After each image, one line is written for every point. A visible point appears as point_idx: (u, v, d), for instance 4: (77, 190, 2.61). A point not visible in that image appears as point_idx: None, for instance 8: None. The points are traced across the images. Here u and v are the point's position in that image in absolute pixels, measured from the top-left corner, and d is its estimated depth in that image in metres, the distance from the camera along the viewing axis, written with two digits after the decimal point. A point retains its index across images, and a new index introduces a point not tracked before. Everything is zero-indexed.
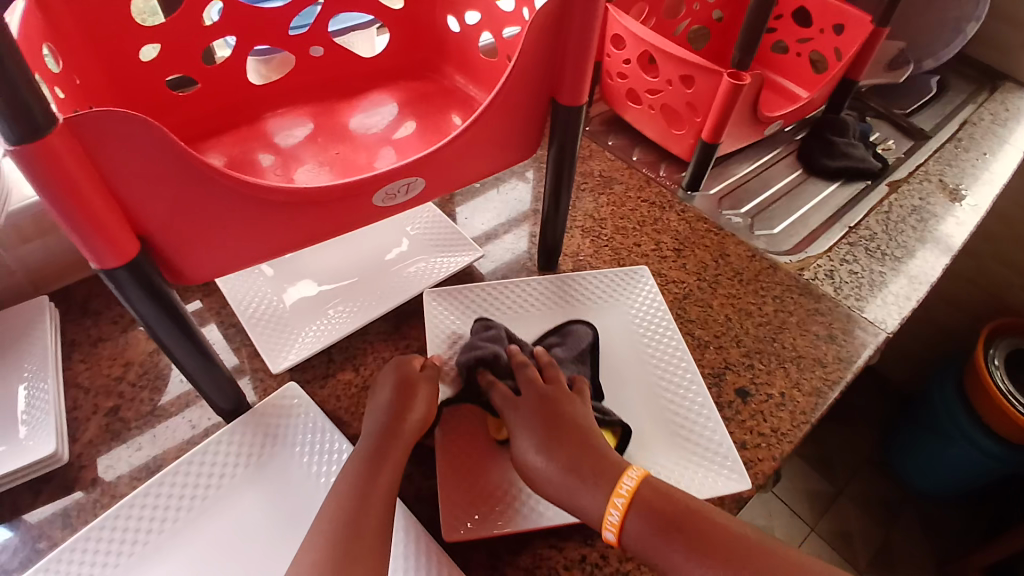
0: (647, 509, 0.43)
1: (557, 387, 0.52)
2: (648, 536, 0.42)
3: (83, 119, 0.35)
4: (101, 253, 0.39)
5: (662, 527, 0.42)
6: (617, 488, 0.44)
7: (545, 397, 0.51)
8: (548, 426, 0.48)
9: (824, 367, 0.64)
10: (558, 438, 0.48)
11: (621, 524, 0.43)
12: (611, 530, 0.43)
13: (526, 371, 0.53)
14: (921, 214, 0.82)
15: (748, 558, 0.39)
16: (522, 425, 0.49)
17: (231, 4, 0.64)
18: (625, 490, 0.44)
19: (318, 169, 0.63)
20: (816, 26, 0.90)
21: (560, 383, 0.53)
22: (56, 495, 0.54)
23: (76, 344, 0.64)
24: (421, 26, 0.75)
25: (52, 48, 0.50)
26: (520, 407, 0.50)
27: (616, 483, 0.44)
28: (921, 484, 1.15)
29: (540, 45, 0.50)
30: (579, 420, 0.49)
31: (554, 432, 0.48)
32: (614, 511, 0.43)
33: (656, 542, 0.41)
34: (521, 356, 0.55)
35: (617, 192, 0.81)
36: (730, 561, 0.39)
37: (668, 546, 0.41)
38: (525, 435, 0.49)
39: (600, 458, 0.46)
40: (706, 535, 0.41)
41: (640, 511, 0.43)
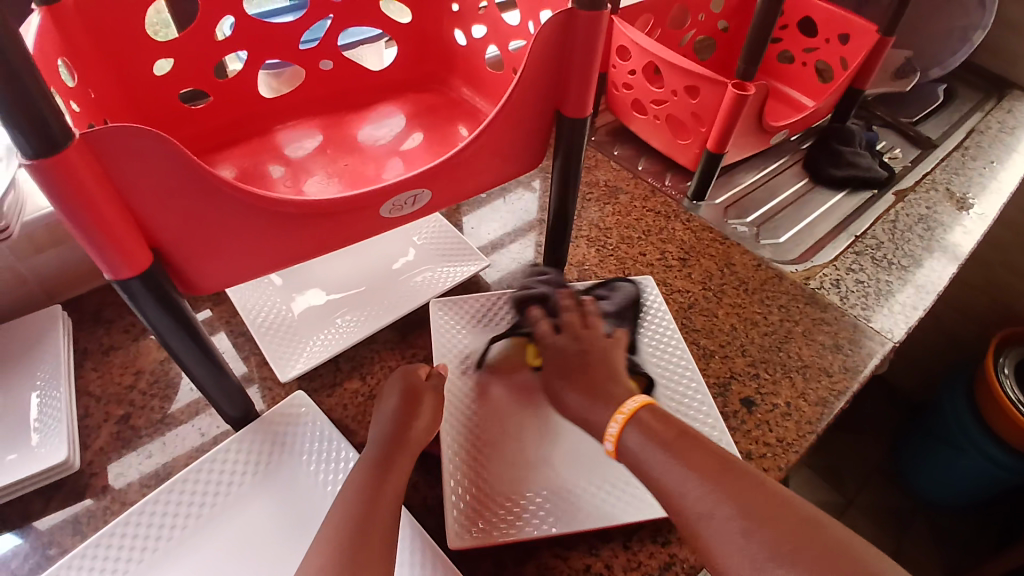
0: (643, 425, 0.48)
1: (593, 335, 0.57)
2: (641, 446, 0.46)
3: (99, 134, 0.36)
4: (115, 264, 0.40)
5: (654, 441, 0.46)
6: (620, 406, 0.49)
7: (579, 338, 0.57)
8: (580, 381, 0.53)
9: (830, 376, 0.64)
10: (586, 376, 0.53)
11: (619, 434, 0.48)
12: (609, 440, 0.49)
13: (570, 315, 0.59)
14: (928, 222, 0.82)
15: (722, 474, 0.42)
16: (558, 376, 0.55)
17: (243, 19, 0.65)
18: (627, 409, 0.49)
19: (327, 180, 0.64)
20: (822, 36, 0.91)
21: (597, 331, 0.58)
22: (67, 502, 0.54)
23: (88, 353, 0.65)
24: (428, 39, 0.76)
25: (68, 63, 0.52)
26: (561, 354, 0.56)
27: (621, 404, 0.50)
28: (931, 495, 1.14)
29: (546, 58, 0.51)
30: (609, 361, 0.55)
31: (582, 372, 0.54)
32: (614, 423, 0.49)
33: (645, 451, 0.46)
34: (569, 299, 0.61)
35: (623, 201, 0.82)
36: (706, 474, 0.42)
37: (655, 455, 0.45)
38: (555, 372, 0.55)
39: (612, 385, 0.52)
40: (690, 449, 0.45)
41: (638, 426, 0.48)
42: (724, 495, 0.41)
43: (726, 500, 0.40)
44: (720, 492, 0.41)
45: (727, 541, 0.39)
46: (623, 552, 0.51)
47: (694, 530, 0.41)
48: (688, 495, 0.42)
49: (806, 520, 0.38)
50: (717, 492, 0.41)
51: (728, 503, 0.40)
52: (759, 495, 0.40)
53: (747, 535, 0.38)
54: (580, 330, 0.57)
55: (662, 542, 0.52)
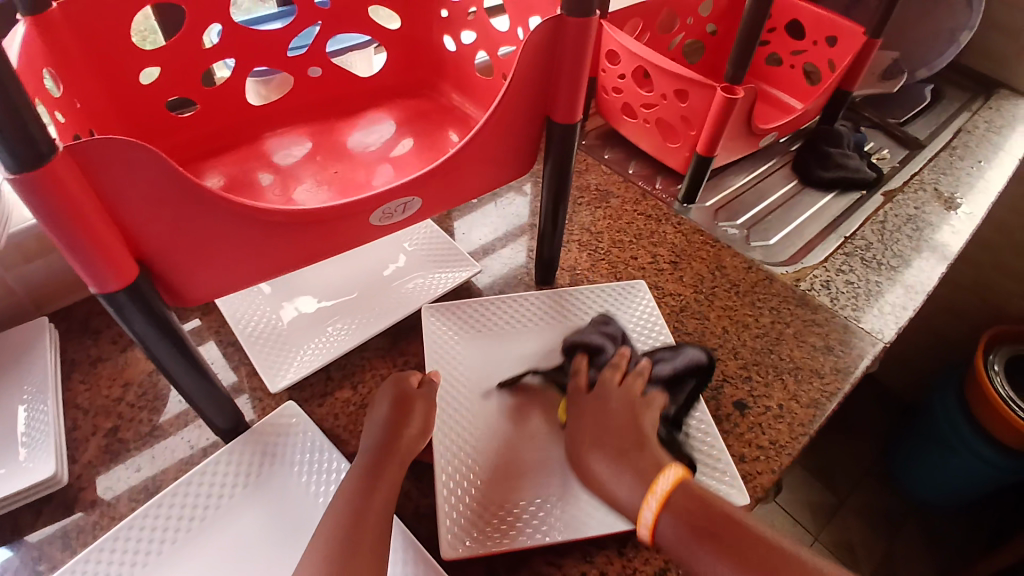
0: (681, 511, 0.41)
1: (630, 394, 0.51)
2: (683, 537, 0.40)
3: (86, 146, 0.36)
4: (102, 277, 0.39)
5: (700, 534, 0.40)
6: (652, 487, 0.43)
7: (609, 396, 0.51)
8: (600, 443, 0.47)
9: (823, 378, 0.64)
10: (607, 440, 0.47)
11: (654, 524, 0.42)
12: (644, 528, 0.42)
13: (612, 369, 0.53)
14: (917, 223, 0.82)
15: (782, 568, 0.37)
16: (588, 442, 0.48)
17: (231, 26, 0.65)
18: (662, 487, 0.42)
19: (317, 188, 0.64)
20: (809, 39, 0.91)
21: (632, 389, 0.51)
22: (56, 516, 0.54)
23: (76, 364, 0.64)
24: (418, 45, 0.76)
25: (53, 73, 0.51)
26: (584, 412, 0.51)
27: (652, 485, 0.43)
28: (923, 493, 1.15)
29: (536, 64, 0.51)
30: (636, 423, 0.48)
31: (609, 437, 0.47)
32: (647, 510, 0.42)
33: (688, 543, 0.40)
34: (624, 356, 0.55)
35: (614, 206, 0.82)
36: (769, 575, 0.37)
37: (700, 547, 0.39)
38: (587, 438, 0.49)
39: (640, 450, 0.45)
40: (744, 542, 0.38)
41: (676, 513, 0.41)
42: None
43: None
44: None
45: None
46: (618, 558, 0.51)
47: None
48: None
49: None
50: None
51: None
52: None
53: None
54: (612, 387, 0.52)
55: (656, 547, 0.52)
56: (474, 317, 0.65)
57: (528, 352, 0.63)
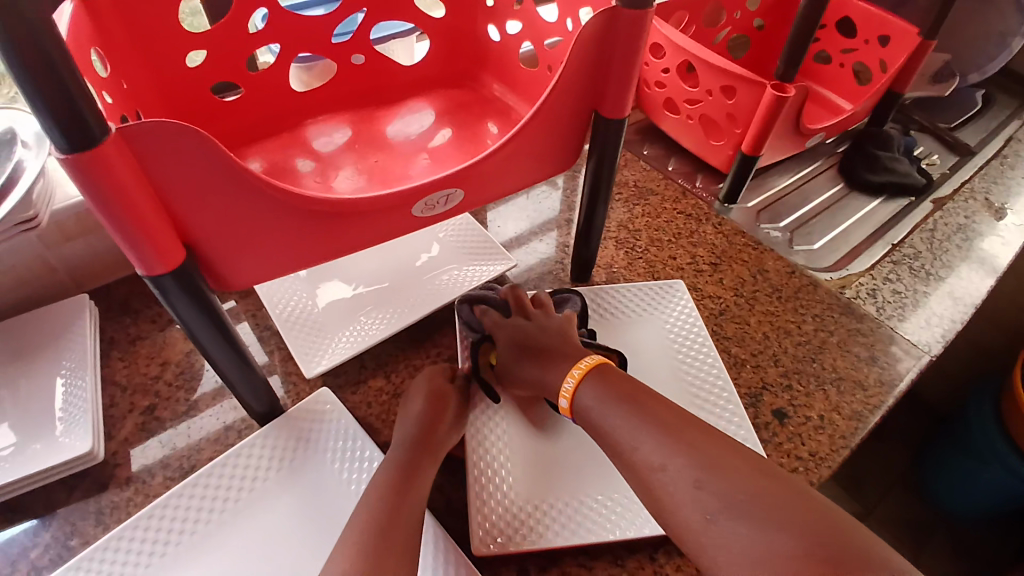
0: (597, 380, 0.48)
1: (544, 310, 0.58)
2: (595, 401, 0.47)
3: (136, 130, 0.36)
4: (149, 260, 0.39)
5: (610, 397, 0.46)
6: (577, 362, 0.51)
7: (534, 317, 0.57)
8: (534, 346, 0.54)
9: (865, 391, 0.62)
10: (538, 346, 0.54)
11: (574, 390, 0.49)
12: (565, 397, 0.50)
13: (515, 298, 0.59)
14: (966, 232, 0.79)
15: (680, 428, 0.42)
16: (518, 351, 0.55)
17: (276, 11, 0.64)
18: (586, 363, 0.50)
19: (355, 176, 0.64)
20: (862, 37, 0.88)
21: (547, 309, 0.58)
22: (91, 492, 0.55)
23: (115, 342, 0.65)
24: (460, 34, 0.75)
25: (100, 54, 0.51)
26: (511, 327, 0.56)
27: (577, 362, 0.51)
28: (954, 508, 1.11)
29: (586, 57, 0.49)
30: (561, 329, 0.55)
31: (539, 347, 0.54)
32: (570, 380, 0.50)
33: (602, 406, 0.46)
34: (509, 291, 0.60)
35: (652, 203, 0.80)
36: (666, 426, 0.42)
37: (612, 409, 0.46)
38: (515, 345, 0.55)
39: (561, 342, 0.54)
40: (647, 409, 0.44)
41: (592, 381, 0.49)
42: (681, 452, 0.40)
43: (682, 453, 0.40)
44: (675, 445, 0.41)
45: (673, 490, 0.39)
46: (650, 563, 0.50)
47: (649, 482, 0.40)
48: (645, 452, 0.42)
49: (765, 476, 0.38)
50: (674, 449, 0.40)
51: (686, 457, 0.39)
52: (722, 453, 0.40)
53: (699, 486, 0.38)
54: (522, 304, 0.58)
55: (689, 555, 0.51)
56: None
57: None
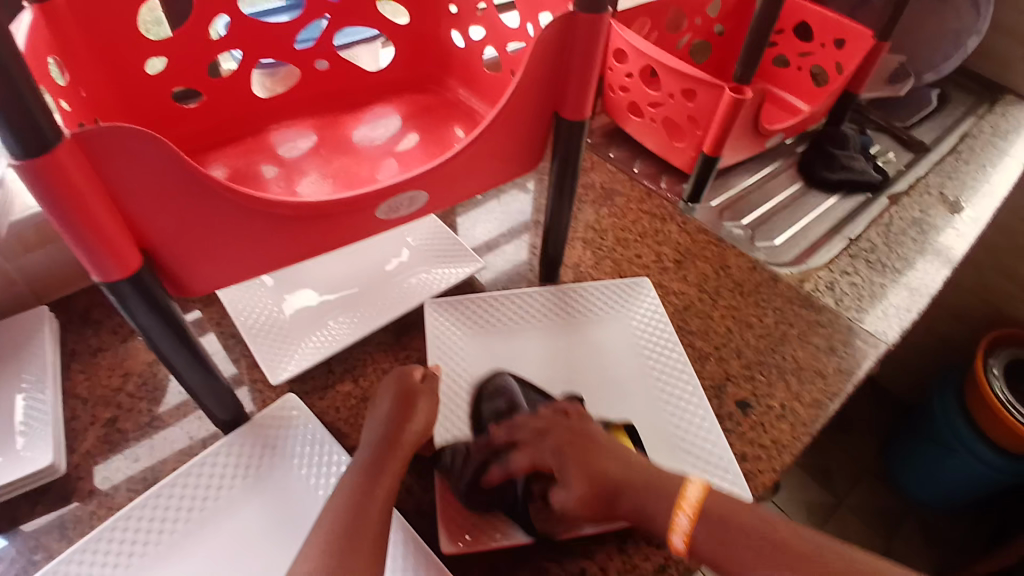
0: (716, 518, 0.42)
1: (540, 419, 0.51)
2: (716, 544, 0.41)
3: (91, 133, 0.35)
4: (105, 266, 0.39)
5: (733, 532, 0.41)
6: (683, 496, 0.43)
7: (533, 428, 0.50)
8: (580, 452, 0.47)
9: (825, 380, 0.63)
10: (587, 451, 0.47)
11: (691, 530, 0.42)
12: (679, 537, 0.43)
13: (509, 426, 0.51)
14: (921, 226, 0.82)
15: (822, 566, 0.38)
16: (559, 460, 0.47)
17: (238, 18, 0.65)
18: (693, 493, 0.43)
19: (321, 181, 0.64)
20: (817, 40, 0.91)
21: (544, 415, 0.51)
22: (53, 506, 0.54)
23: (76, 354, 0.64)
24: (426, 40, 0.76)
25: (58, 61, 0.51)
26: (537, 447, 0.48)
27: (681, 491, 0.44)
28: (922, 496, 1.14)
29: (545, 60, 0.50)
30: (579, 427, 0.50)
31: (586, 450, 0.47)
32: (681, 518, 0.43)
33: (723, 546, 0.41)
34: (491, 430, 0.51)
35: (618, 204, 0.82)
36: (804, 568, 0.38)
37: (735, 549, 0.40)
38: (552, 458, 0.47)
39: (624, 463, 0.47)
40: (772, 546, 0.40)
41: (710, 523, 0.42)
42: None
43: None
44: None
45: None
46: (619, 555, 0.51)
47: None
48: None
49: None
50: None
51: None
52: None
53: None
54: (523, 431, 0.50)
55: (657, 544, 0.52)
56: (488, 316, 0.65)
57: (513, 355, 0.62)
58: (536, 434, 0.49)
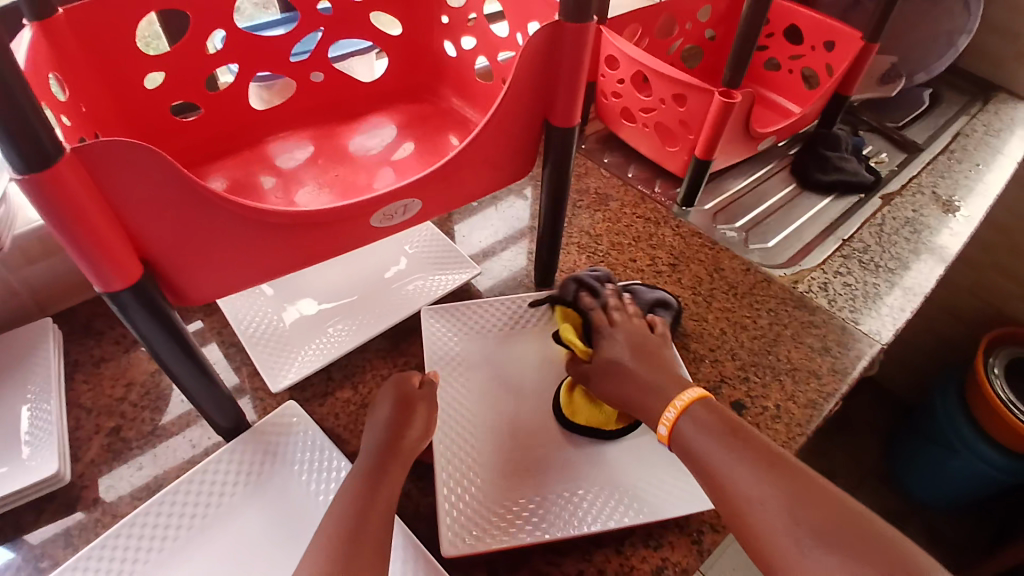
0: (700, 417, 0.47)
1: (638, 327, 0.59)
2: (699, 437, 0.46)
3: (92, 147, 0.36)
4: (106, 276, 0.40)
5: (715, 430, 0.45)
6: (678, 395, 0.49)
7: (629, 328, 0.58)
8: (639, 354, 0.55)
9: (820, 380, 0.64)
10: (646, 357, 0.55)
11: (676, 419, 0.48)
12: (665, 425, 0.48)
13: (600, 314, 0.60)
14: (914, 225, 0.83)
15: (776, 462, 0.42)
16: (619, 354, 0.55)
17: (234, 32, 0.66)
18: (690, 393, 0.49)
19: (318, 190, 0.65)
20: (807, 44, 0.92)
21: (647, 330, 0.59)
22: (59, 514, 0.54)
23: (79, 365, 0.65)
24: (419, 50, 0.77)
25: (59, 78, 0.52)
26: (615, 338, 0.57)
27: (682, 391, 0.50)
28: (925, 495, 1.14)
29: (534, 68, 0.51)
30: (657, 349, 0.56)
31: (645, 355, 0.55)
32: (672, 410, 0.48)
33: (701, 438, 0.45)
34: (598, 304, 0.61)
35: (613, 209, 0.83)
36: (760, 459, 0.42)
37: (711, 440, 0.45)
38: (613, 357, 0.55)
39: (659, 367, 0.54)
40: (746, 437, 0.44)
41: (697, 415, 0.47)
42: (774, 482, 0.40)
43: (776, 488, 0.40)
44: (769, 477, 0.41)
45: (767, 525, 0.39)
46: (615, 556, 0.51)
47: (740, 512, 0.41)
48: (735, 478, 0.42)
49: (852, 511, 0.38)
50: (771, 485, 0.40)
51: (781, 490, 0.40)
52: (816, 490, 0.40)
53: (795, 519, 0.38)
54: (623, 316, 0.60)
55: (654, 546, 0.52)
56: (485, 321, 0.66)
57: (510, 359, 0.63)
58: (632, 322, 0.59)
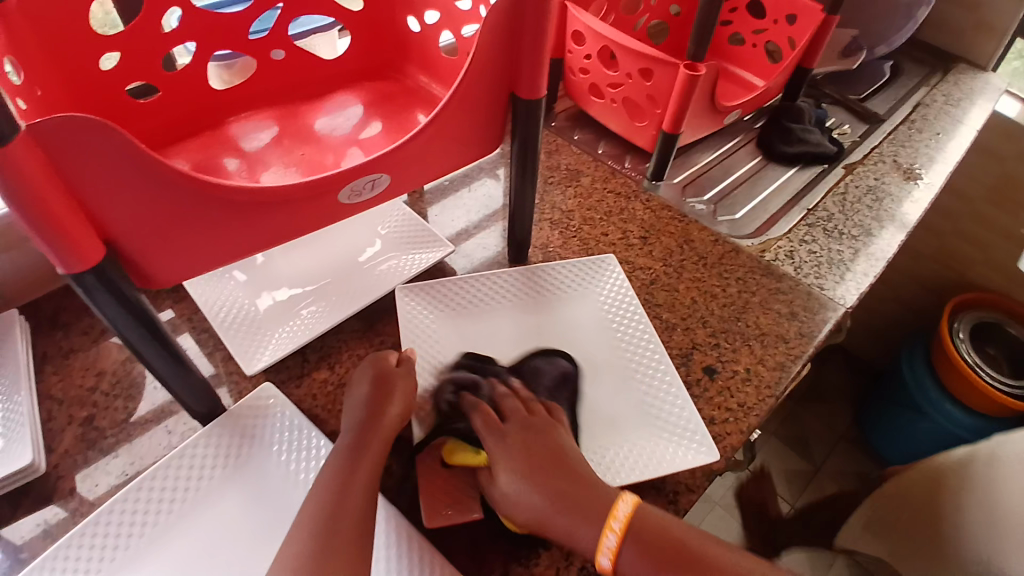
0: (641, 539, 0.44)
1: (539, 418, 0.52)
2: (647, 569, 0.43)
3: (44, 125, 0.35)
4: (67, 259, 0.39)
5: (660, 555, 0.43)
6: (614, 512, 0.45)
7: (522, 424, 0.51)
8: (536, 464, 0.48)
9: (787, 343, 0.66)
10: (549, 476, 0.47)
11: (618, 548, 0.44)
12: (606, 556, 0.44)
13: (480, 409, 0.53)
14: (876, 193, 0.85)
15: None
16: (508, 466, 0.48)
17: (191, 11, 0.64)
18: (624, 509, 0.45)
19: (284, 171, 0.64)
20: (770, 17, 0.93)
21: (542, 414, 0.53)
22: (34, 507, 0.53)
23: (47, 357, 0.63)
24: (382, 28, 0.76)
25: (13, 61, 0.51)
26: (504, 436, 0.50)
27: (611, 509, 0.45)
28: (893, 456, 1.19)
29: (495, 40, 0.51)
30: (559, 448, 0.50)
31: (539, 466, 0.48)
32: (610, 535, 0.44)
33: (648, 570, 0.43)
34: (500, 387, 0.56)
35: (584, 184, 0.83)
36: None
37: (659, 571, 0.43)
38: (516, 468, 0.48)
39: (566, 472, 0.48)
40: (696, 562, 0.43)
41: (639, 539, 0.44)
42: None
43: None
44: None
45: None
46: None
47: None
48: None
49: None
50: None
51: None
52: None
53: None
54: (515, 401, 0.54)
55: None
56: (459, 298, 0.66)
57: (485, 335, 0.63)
58: (524, 413, 0.53)
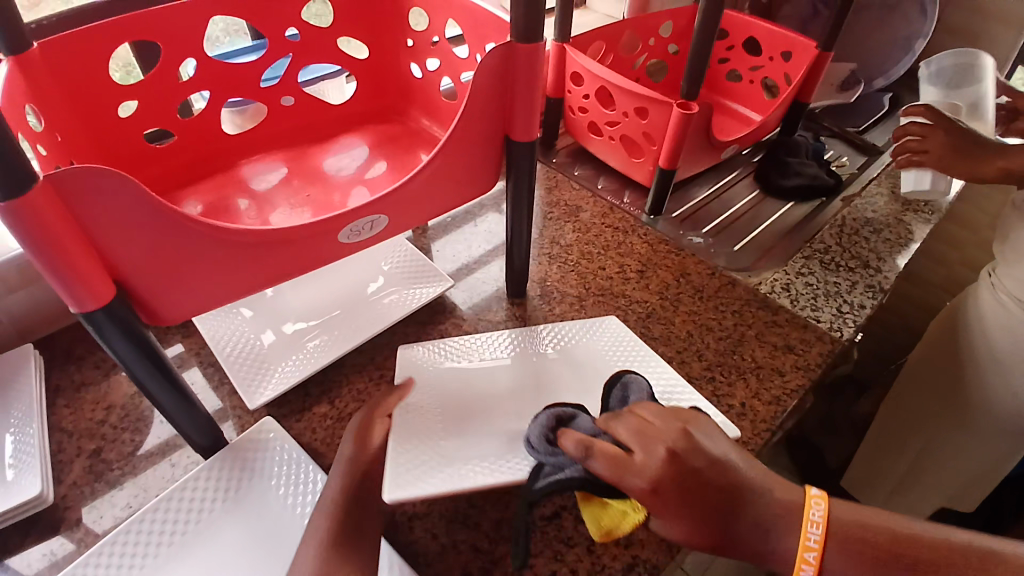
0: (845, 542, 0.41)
1: (663, 429, 0.44)
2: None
3: (63, 175, 0.38)
4: (80, 297, 0.41)
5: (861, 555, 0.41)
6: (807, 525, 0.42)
7: (654, 447, 0.43)
8: (697, 501, 0.41)
9: (784, 377, 0.66)
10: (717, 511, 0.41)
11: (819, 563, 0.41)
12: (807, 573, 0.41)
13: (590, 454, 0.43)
14: (874, 225, 0.86)
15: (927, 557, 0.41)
16: (673, 512, 0.41)
17: (205, 61, 0.68)
18: (817, 527, 0.42)
19: (291, 210, 0.67)
20: (765, 55, 0.96)
21: (668, 426, 0.44)
22: (43, 536, 0.55)
23: (60, 390, 0.65)
24: (388, 74, 0.79)
25: (35, 109, 0.54)
26: (651, 480, 0.41)
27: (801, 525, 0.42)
28: None
29: (489, 86, 0.54)
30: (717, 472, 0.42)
31: (704, 502, 0.41)
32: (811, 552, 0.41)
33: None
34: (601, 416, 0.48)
35: (584, 219, 0.85)
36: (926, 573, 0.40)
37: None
38: (695, 512, 0.41)
39: (707, 475, 0.42)
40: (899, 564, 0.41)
41: (839, 543, 0.41)
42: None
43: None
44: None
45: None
46: (588, 555, 0.52)
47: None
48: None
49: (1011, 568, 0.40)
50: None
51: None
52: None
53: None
54: (622, 426, 0.45)
55: (624, 544, 0.53)
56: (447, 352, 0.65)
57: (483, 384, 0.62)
58: (648, 429, 0.44)
